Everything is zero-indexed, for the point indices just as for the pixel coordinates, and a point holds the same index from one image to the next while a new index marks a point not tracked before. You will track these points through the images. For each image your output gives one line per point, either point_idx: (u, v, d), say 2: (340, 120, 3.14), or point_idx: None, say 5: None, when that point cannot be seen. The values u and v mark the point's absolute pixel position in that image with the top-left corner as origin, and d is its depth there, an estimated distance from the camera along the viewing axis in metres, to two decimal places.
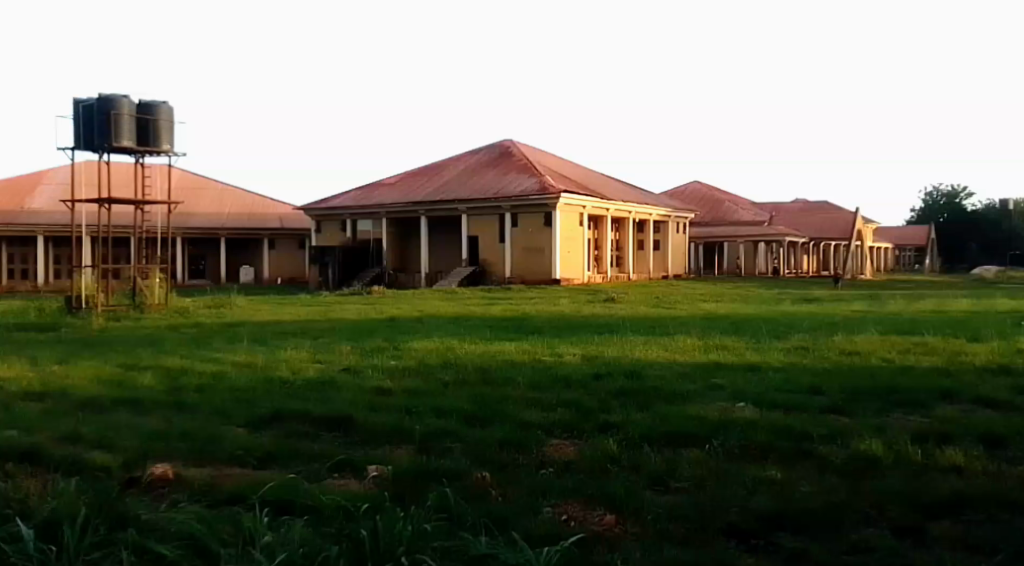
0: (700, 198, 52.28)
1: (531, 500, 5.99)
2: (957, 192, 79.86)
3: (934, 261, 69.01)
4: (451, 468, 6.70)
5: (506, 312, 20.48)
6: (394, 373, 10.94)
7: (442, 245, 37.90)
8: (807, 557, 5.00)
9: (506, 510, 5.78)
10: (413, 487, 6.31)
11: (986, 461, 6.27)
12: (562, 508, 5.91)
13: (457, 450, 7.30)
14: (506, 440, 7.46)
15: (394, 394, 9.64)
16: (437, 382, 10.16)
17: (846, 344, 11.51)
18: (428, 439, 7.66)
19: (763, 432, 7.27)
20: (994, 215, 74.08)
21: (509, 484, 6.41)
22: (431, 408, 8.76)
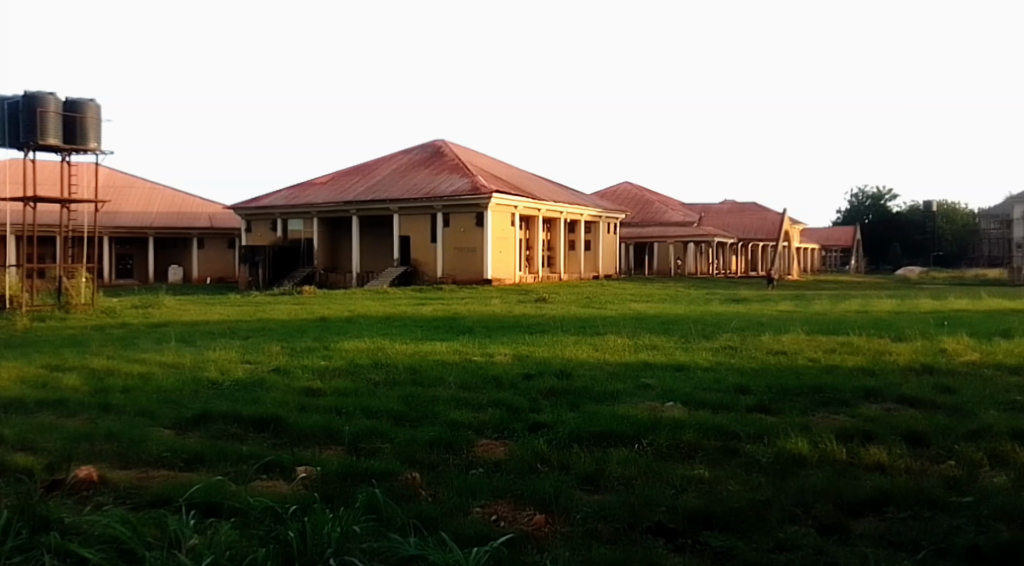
0: (632, 199, 52.69)
1: (461, 500, 5.88)
2: (881, 194, 81.85)
3: (859, 260, 70.89)
4: (380, 469, 6.52)
5: (439, 312, 20.30)
6: (323, 373, 10.69)
7: (374, 244, 37.45)
8: (737, 555, 4.99)
9: (436, 510, 5.66)
10: (343, 489, 6.13)
11: (908, 459, 6.35)
12: (492, 507, 5.80)
13: (386, 450, 7.13)
14: (435, 440, 7.31)
15: (324, 395, 9.41)
16: (366, 382, 9.97)
17: (772, 344, 11.64)
18: (357, 440, 7.47)
19: (692, 431, 7.28)
20: (917, 216, 76.60)
21: (439, 484, 6.28)
22: (360, 408, 8.56)
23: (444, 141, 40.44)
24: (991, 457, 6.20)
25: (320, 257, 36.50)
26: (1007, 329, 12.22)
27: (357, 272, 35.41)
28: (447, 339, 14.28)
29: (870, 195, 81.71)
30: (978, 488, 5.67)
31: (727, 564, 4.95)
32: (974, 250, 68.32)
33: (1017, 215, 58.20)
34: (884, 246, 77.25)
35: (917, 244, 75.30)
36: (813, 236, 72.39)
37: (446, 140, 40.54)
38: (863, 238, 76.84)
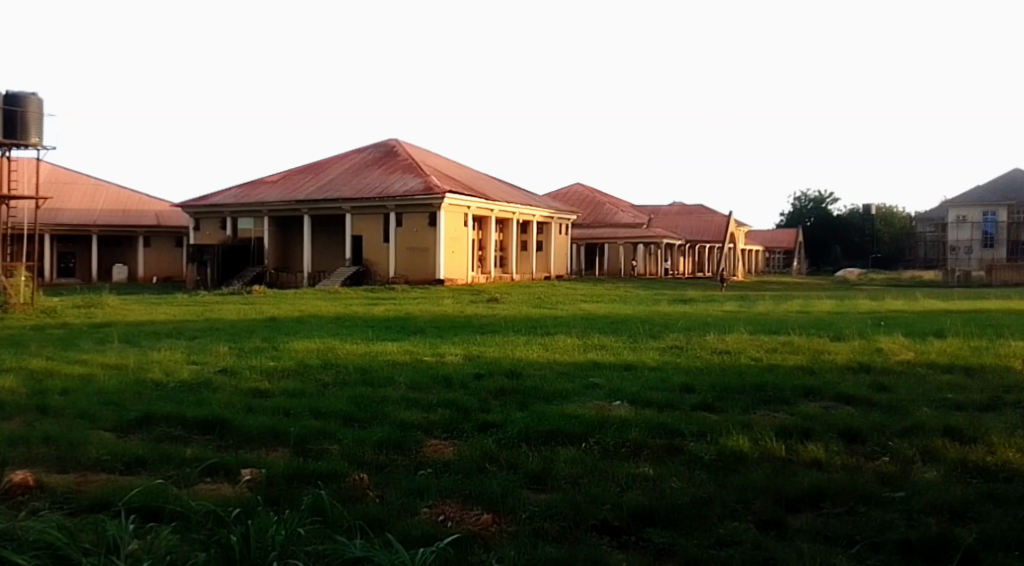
0: (583, 199, 52.97)
1: (408, 500, 5.88)
2: (823, 198, 83.50)
3: (801, 262, 72.27)
4: (327, 470, 6.49)
5: (389, 312, 20.25)
6: (272, 373, 10.61)
7: (324, 244, 37.14)
8: (676, 552, 5.08)
9: (383, 511, 5.66)
10: (288, 491, 6.09)
11: (845, 455, 6.52)
12: (439, 508, 5.80)
13: (334, 451, 7.10)
14: (383, 441, 7.30)
15: (273, 396, 9.32)
16: (315, 383, 9.91)
17: (717, 344, 11.80)
18: (304, 441, 7.43)
19: (637, 429, 7.38)
20: (857, 219, 78.45)
21: (386, 485, 6.27)
22: (309, 409, 8.51)
23: (397, 140, 40.19)
24: (925, 452, 6.37)
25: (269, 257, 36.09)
26: (944, 329, 12.55)
27: (308, 272, 35.10)
28: (397, 339, 14.26)
29: (813, 199, 83.28)
30: (911, 482, 5.84)
31: (667, 560, 5.04)
32: (911, 252, 70.25)
33: (952, 218, 59.54)
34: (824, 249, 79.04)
35: (857, 247, 77.22)
36: (757, 238, 73.71)
37: (399, 139, 40.29)
38: (804, 240, 78.45)
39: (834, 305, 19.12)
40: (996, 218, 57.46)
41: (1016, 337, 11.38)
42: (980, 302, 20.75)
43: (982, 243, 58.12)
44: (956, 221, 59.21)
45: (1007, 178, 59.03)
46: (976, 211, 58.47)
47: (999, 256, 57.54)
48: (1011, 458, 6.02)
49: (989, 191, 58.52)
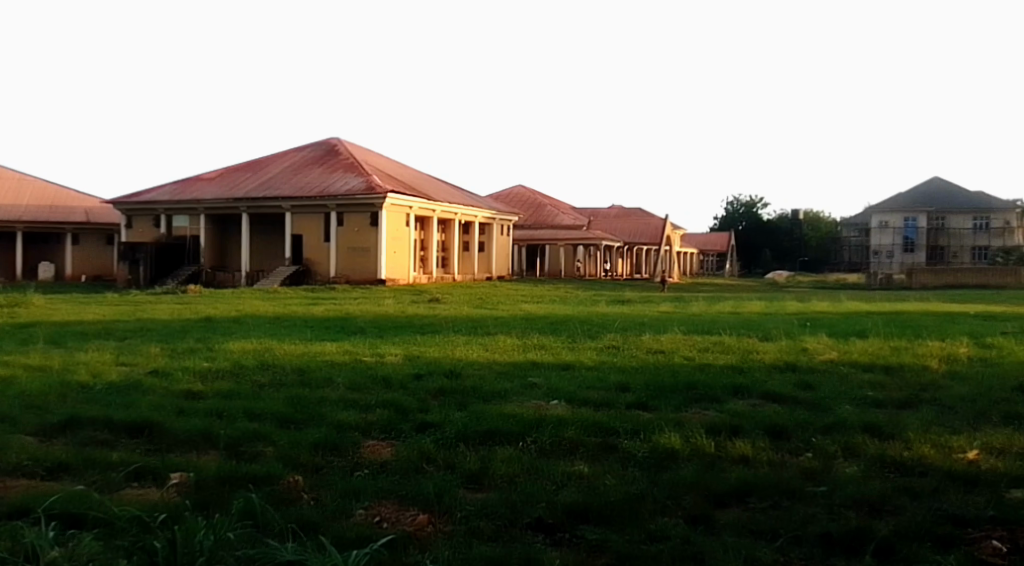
0: (524, 201, 53.20)
1: (343, 503, 5.90)
2: (754, 203, 85.35)
3: (733, 265, 73.67)
4: (262, 473, 6.47)
5: (330, 312, 20.13)
6: (205, 375, 10.48)
7: (263, 243, 36.66)
8: (609, 548, 5.20)
9: (317, 514, 5.66)
10: (218, 495, 6.05)
11: (771, 451, 6.72)
12: (375, 509, 5.84)
13: (268, 454, 7.07)
14: (319, 442, 7.29)
15: (206, 398, 9.22)
16: (252, 384, 9.82)
17: (652, 344, 12.02)
18: (237, 443, 7.39)
19: (574, 428, 7.49)
20: (786, 224, 80.34)
21: (321, 487, 6.28)
22: (243, 411, 8.44)
23: (338, 139, 39.85)
24: (846, 448, 6.60)
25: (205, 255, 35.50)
26: (868, 329, 13.00)
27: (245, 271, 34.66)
28: (336, 339, 14.19)
29: (746, 205, 85.19)
30: (832, 477, 6.05)
31: (599, 556, 5.15)
32: (837, 256, 72.33)
33: (875, 223, 61.79)
34: (754, 253, 80.47)
35: (785, 251, 78.80)
36: (692, 240, 74.87)
37: (340, 138, 39.95)
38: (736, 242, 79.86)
39: (765, 307, 19.64)
40: (916, 223, 60.17)
41: (934, 337, 11.88)
42: (901, 305, 21.61)
43: (903, 248, 60.51)
44: (879, 226, 61.62)
45: (928, 187, 61.92)
46: (897, 217, 60.92)
47: (919, 260, 60.20)
48: (925, 453, 6.29)
49: (911, 199, 61.30)
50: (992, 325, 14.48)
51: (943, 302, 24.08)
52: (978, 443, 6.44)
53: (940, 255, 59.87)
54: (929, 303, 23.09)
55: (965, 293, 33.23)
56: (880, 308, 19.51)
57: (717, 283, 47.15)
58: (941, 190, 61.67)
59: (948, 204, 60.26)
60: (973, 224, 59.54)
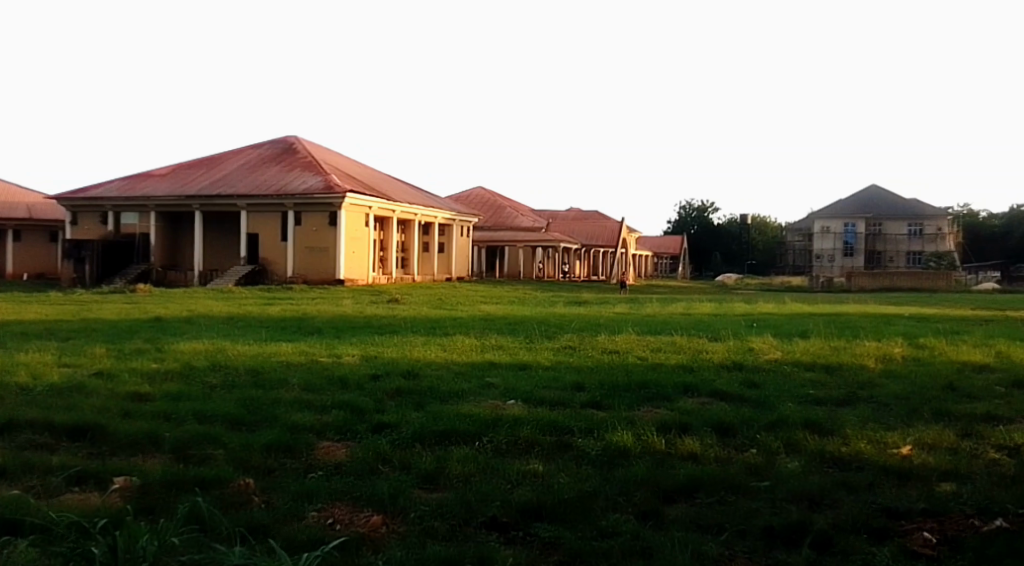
0: (483, 202, 53.36)
1: (295, 505, 6.01)
2: (705, 207, 86.59)
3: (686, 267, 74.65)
4: (212, 476, 6.55)
5: (285, 312, 20.16)
6: (153, 376, 10.48)
7: (217, 242, 36.36)
8: (560, 545, 5.37)
9: (267, 518, 5.77)
10: (164, 500, 6.12)
11: (718, 448, 6.97)
12: (329, 511, 5.96)
13: (219, 457, 7.15)
14: (272, 444, 7.39)
15: (153, 400, 9.24)
16: (202, 386, 9.85)
17: (607, 344, 12.29)
18: (185, 446, 7.45)
19: (529, 428, 7.67)
20: (736, 228, 81.79)
21: (272, 490, 6.38)
22: (193, 413, 8.49)
23: (296, 137, 39.62)
24: (788, 445, 6.87)
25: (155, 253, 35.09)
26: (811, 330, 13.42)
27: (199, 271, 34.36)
28: (289, 339, 14.22)
29: (697, 210, 85.73)
30: (775, 472, 6.31)
31: (551, 553, 5.32)
32: (784, 258, 74.06)
33: (818, 228, 64.45)
34: (705, 255, 81.57)
35: (735, 255, 79.91)
36: (646, 243, 75.74)
37: (298, 136, 39.72)
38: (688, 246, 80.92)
39: (714, 308, 20.19)
40: (856, 228, 62.83)
41: (873, 337, 12.34)
42: (844, 307, 22.27)
43: (843, 252, 63.27)
44: (821, 232, 64.01)
45: (867, 195, 64.93)
46: (838, 222, 63.72)
47: (858, 264, 62.91)
48: (863, 448, 6.58)
49: (850, 207, 64.12)
50: (928, 326, 15.07)
51: (881, 304, 25.01)
52: (911, 439, 6.76)
53: (877, 259, 62.90)
54: (869, 304, 23.82)
55: (905, 296, 34.40)
56: (824, 310, 20.19)
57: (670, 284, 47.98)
58: (878, 198, 64.70)
59: (886, 211, 63.29)
60: (908, 231, 62.44)
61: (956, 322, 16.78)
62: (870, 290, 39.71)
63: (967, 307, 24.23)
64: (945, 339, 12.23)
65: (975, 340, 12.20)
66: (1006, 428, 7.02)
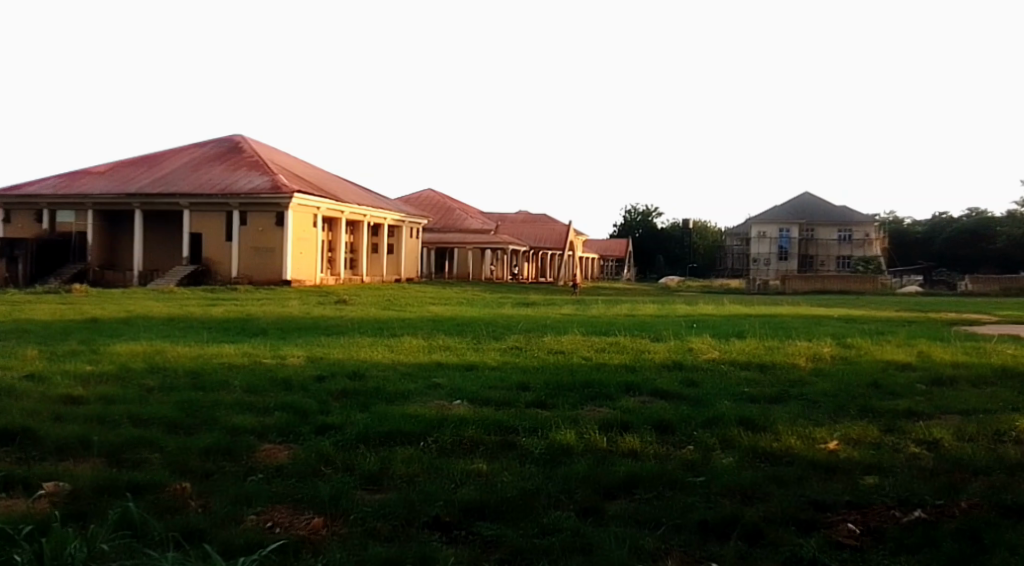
0: (433, 204, 53.33)
1: (234, 509, 6.04)
2: (650, 211, 87.64)
3: (631, 270, 75.48)
4: (147, 481, 6.56)
5: (228, 313, 19.99)
6: (87, 379, 10.38)
7: (157, 242, 35.81)
8: (501, 542, 5.50)
9: (205, 520, 5.79)
10: (96, 506, 6.10)
11: (657, 445, 7.20)
12: (268, 514, 6.00)
13: (155, 461, 7.15)
14: (211, 448, 7.42)
15: (87, 403, 9.17)
16: (139, 388, 9.80)
17: (553, 344, 12.52)
18: (119, 450, 7.43)
19: (473, 428, 7.81)
20: (679, 232, 83.09)
21: (209, 494, 6.40)
22: (129, 416, 8.46)
23: (242, 136, 39.21)
24: (723, 441, 7.13)
25: (92, 253, 34.44)
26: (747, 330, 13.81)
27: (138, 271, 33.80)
28: (232, 341, 14.14)
29: (642, 213, 86.31)
30: (710, 468, 6.55)
31: (492, 550, 5.45)
32: (723, 262, 75.62)
33: (753, 233, 65.96)
34: (648, 258, 82.87)
35: (677, 258, 81.56)
36: (592, 246, 76.45)
37: (244, 135, 39.32)
38: (634, 248, 81.83)
39: (655, 309, 20.61)
40: (789, 234, 64.71)
41: (804, 337, 12.77)
42: (779, 309, 22.87)
43: (778, 256, 64.97)
44: (758, 236, 65.80)
45: (801, 202, 66.70)
46: (773, 228, 65.40)
47: (792, 268, 64.72)
48: (793, 444, 6.86)
49: (784, 213, 65.88)
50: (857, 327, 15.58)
51: (813, 306, 25.79)
52: (838, 434, 7.07)
53: (809, 263, 64.38)
54: (803, 307, 24.45)
55: (838, 298, 35.42)
56: (760, 311, 20.75)
57: (615, 287, 48.55)
58: (812, 205, 66.51)
59: (818, 217, 65.10)
60: (838, 236, 64.16)
61: (884, 324, 17.37)
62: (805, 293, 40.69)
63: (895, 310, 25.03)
64: (871, 339, 12.70)
65: (900, 339, 12.71)
66: (926, 423, 7.38)
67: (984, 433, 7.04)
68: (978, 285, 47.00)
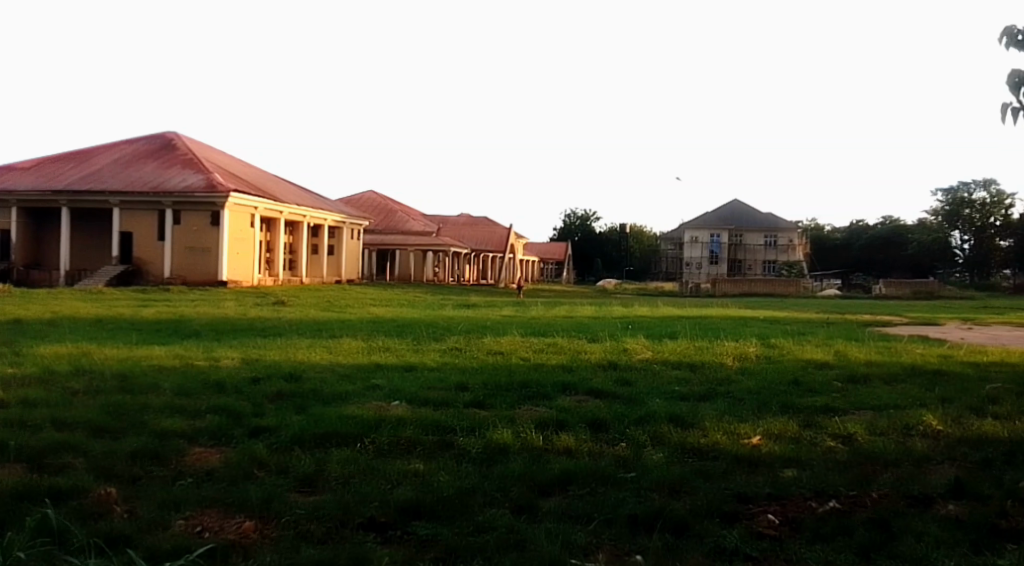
0: (374, 206, 53.14)
1: (161, 513, 6.07)
2: (589, 215, 88.50)
3: (570, 274, 76.12)
4: (70, 487, 6.54)
5: (160, 314, 19.77)
6: (11, 382, 10.24)
7: (86, 242, 35.06)
8: (436, 541, 5.66)
9: (131, 526, 5.82)
10: (17, 513, 6.07)
11: (591, 443, 7.44)
12: (197, 518, 6.05)
13: (80, 466, 7.13)
14: (138, 452, 7.42)
15: (8, 407, 9.05)
16: (64, 392, 9.71)
17: (492, 344, 12.77)
18: (41, 455, 7.38)
19: (411, 428, 7.97)
20: (616, 236, 84.12)
21: (135, 499, 6.43)
22: (52, 421, 8.39)
23: (175, 133, 38.57)
24: (653, 437, 7.41)
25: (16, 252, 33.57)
26: (678, 331, 14.22)
27: (65, 271, 33.04)
28: (164, 343, 14.04)
29: (581, 217, 87.06)
30: (640, 464, 6.82)
31: (427, 549, 5.60)
32: (658, 267, 76.92)
33: (686, 237, 66.90)
34: (587, 262, 83.77)
35: (614, 261, 82.65)
36: (533, 249, 76.96)
37: (178, 133, 38.68)
38: (572, 251, 82.51)
39: (591, 311, 21.04)
40: (720, 239, 66.05)
41: (731, 338, 13.25)
42: (709, 311, 23.59)
43: (708, 260, 66.17)
44: (690, 241, 66.76)
45: (729, 207, 68.25)
46: (704, 233, 66.56)
47: (722, 272, 66.13)
48: (719, 440, 7.17)
49: (714, 218, 67.29)
50: (781, 328, 16.15)
51: (742, 308, 26.61)
52: (761, 430, 7.40)
53: (738, 268, 66.14)
54: (730, 309, 25.06)
55: (765, 301, 36.53)
56: (690, 313, 21.35)
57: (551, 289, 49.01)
58: (740, 211, 68.08)
59: (747, 223, 66.78)
60: (765, 241, 66.26)
61: (806, 325, 18.01)
62: (733, 296, 41.64)
63: (816, 311, 25.91)
64: (792, 339, 13.22)
65: (819, 340, 13.22)
66: (843, 418, 7.77)
67: (897, 427, 7.45)
68: (891, 289, 48.52)
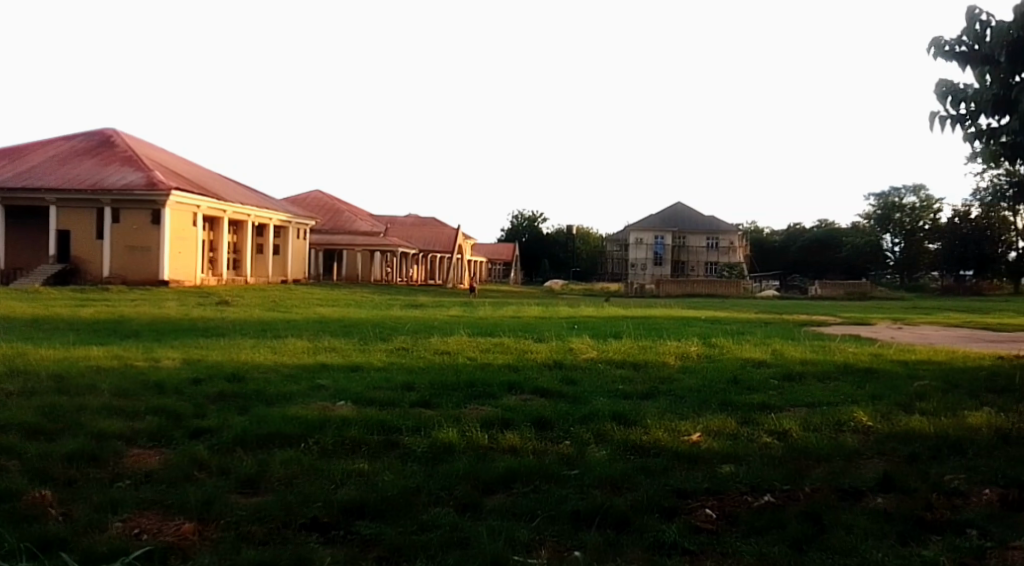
0: (321, 206, 52.70)
1: (98, 516, 6.00)
2: (536, 216, 88.82)
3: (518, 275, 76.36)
4: (2, 490, 6.41)
5: (100, 313, 19.38)
6: None
7: (22, 240, 34.17)
8: (379, 541, 5.68)
9: (66, 530, 5.73)
10: None
11: (535, 441, 7.52)
12: (135, 521, 5.98)
13: (14, 469, 6.99)
14: (75, 454, 7.30)
15: None
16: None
17: (439, 344, 12.80)
18: None
19: (356, 428, 7.97)
20: (563, 237, 84.48)
21: (72, 501, 6.34)
22: None
23: (114, 130, 37.75)
24: (597, 435, 7.52)
25: None
26: (622, 331, 14.40)
27: None
28: (104, 343, 13.77)
29: (529, 219, 87.37)
30: (583, 461, 6.92)
31: (369, 548, 5.62)
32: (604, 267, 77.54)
33: (631, 239, 67.59)
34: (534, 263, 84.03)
35: (562, 262, 83.02)
36: (480, 250, 77.02)
37: (117, 129, 37.86)
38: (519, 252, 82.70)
39: (537, 312, 21.18)
40: (664, 241, 66.89)
41: (673, 338, 13.44)
42: (652, 310, 23.91)
43: (653, 261, 66.97)
44: (635, 242, 67.37)
45: (672, 209, 69.07)
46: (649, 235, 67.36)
47: (666, 273, 66.96)
48: (660, 437, 7.30)
49: (658, 220, 68.17)
50: (721, 328, 16.43)
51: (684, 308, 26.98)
52: (701, 427, 7.57)
53: (682, 269, 67.08)
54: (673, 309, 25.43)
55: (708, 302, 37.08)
56: (633, 313, 21.60)
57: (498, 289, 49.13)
58: (684, 214, 69.02)
59: (690, 225, 67.79)
60: (707, 243, 67.34)
61: (745, 324, 18.35)
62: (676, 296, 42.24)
63: (756, 311, 26.46)
64: (732, 339, 13.46)
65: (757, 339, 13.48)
66: (778, 415, 7.97)
67: (829, 424, 7.66)
68: (825, 290, 49.56)
